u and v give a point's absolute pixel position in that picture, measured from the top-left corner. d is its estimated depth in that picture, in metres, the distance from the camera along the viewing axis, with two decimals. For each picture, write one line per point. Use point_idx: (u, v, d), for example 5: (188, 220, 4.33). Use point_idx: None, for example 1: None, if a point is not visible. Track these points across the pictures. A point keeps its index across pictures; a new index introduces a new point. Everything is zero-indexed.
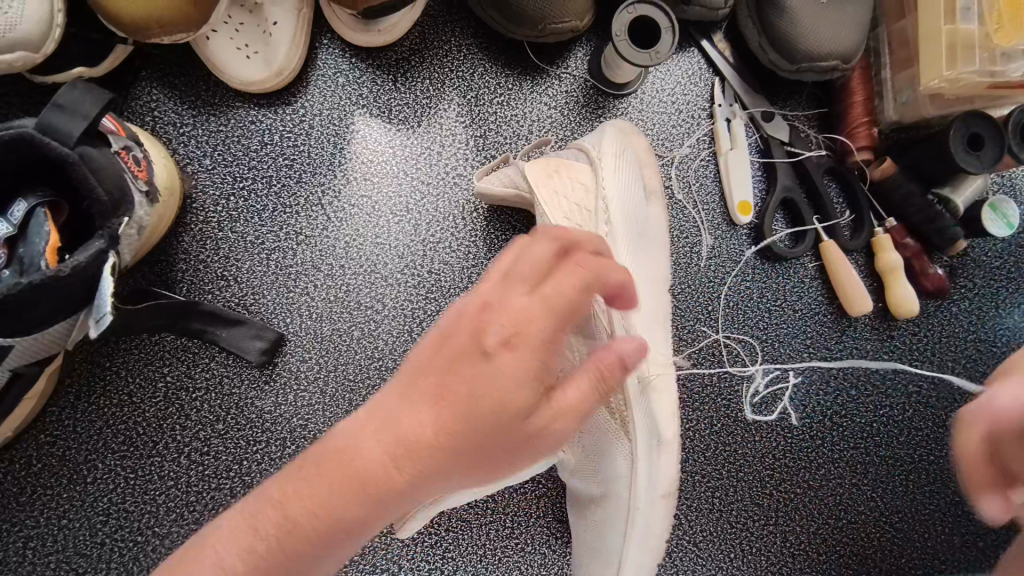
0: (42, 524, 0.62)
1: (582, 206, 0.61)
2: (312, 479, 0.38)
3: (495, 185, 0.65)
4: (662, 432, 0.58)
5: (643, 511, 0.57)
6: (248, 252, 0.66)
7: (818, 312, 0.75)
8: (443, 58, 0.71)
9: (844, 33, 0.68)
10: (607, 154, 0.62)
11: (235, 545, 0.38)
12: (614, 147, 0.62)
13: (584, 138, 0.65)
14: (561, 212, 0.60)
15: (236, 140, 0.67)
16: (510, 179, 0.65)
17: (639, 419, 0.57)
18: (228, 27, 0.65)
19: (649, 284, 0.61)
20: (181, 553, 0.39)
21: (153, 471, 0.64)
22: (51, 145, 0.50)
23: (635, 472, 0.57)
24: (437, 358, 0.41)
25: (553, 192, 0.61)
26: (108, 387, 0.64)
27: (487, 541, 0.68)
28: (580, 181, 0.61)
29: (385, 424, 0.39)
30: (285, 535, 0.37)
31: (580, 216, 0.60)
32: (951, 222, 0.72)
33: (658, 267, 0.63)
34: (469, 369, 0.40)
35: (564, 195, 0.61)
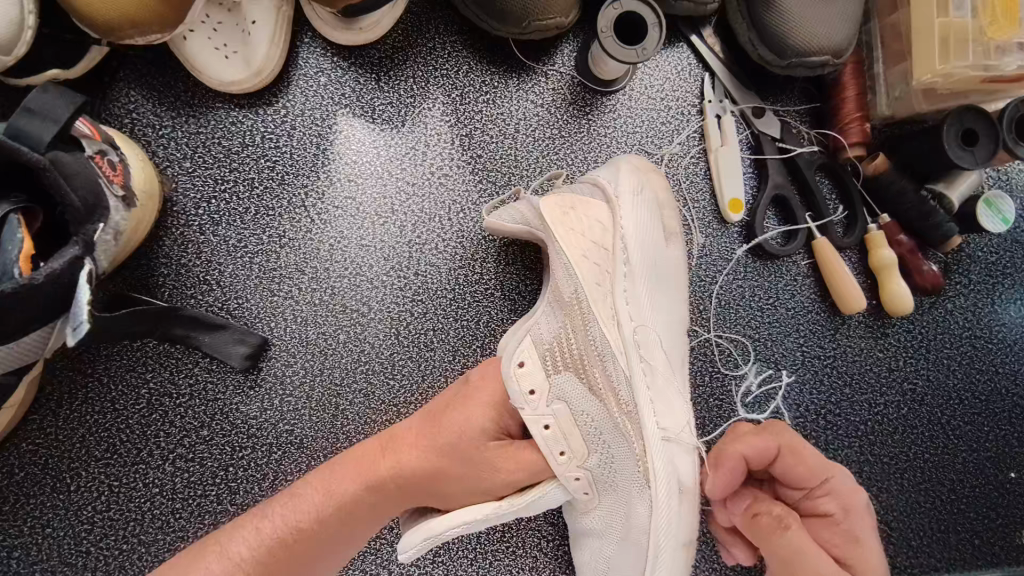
0: (25, 533, 0.61)
1: (599, 244, 0.59)
2: (313, 495, 0.55)
3: (509, 222, 0.62)
4: (680, 478, 0.55)
5: (666, 559, 0.55)
6: (231, 256, 0.65)
7: (810, 310, 0.74)
8: (428, 56, 0.70)
9: (834, 27, 0.66)
10: (625, 193, 0.60)
11: (245, 542, 0.53)
12: (631, 185, 0.61)
13: (597, 172, 0.63)
14: (579, 250, 0.58)
15: (217, 141, 0.66)
16: (521, 215, 0.62)
17: (659, 467, 0.55)
18: (206, 26, 0.63)
19: (669, 328, 0.60)
20: (206, 541, 0.54)
21: (137, 479, 0.63)
22: (21, 151, 0.48)
23: (658, 519, 0.55)
24: (414, 422, 0.58)
25: (569, 229, 0.59)
26: (90, 394, 0.63)
27: (477, 545, 0.67)
28: (597, 219, 0.59)
29: (364, 459, 0.56)
30: (285, 540, 0.53)
31: (597, 254, 0.58)
32: (946, 218, 0.71)
33: (678, 310, 0.61)
34: (431, 423, 0.57)
35: (580, 234, 0.59)
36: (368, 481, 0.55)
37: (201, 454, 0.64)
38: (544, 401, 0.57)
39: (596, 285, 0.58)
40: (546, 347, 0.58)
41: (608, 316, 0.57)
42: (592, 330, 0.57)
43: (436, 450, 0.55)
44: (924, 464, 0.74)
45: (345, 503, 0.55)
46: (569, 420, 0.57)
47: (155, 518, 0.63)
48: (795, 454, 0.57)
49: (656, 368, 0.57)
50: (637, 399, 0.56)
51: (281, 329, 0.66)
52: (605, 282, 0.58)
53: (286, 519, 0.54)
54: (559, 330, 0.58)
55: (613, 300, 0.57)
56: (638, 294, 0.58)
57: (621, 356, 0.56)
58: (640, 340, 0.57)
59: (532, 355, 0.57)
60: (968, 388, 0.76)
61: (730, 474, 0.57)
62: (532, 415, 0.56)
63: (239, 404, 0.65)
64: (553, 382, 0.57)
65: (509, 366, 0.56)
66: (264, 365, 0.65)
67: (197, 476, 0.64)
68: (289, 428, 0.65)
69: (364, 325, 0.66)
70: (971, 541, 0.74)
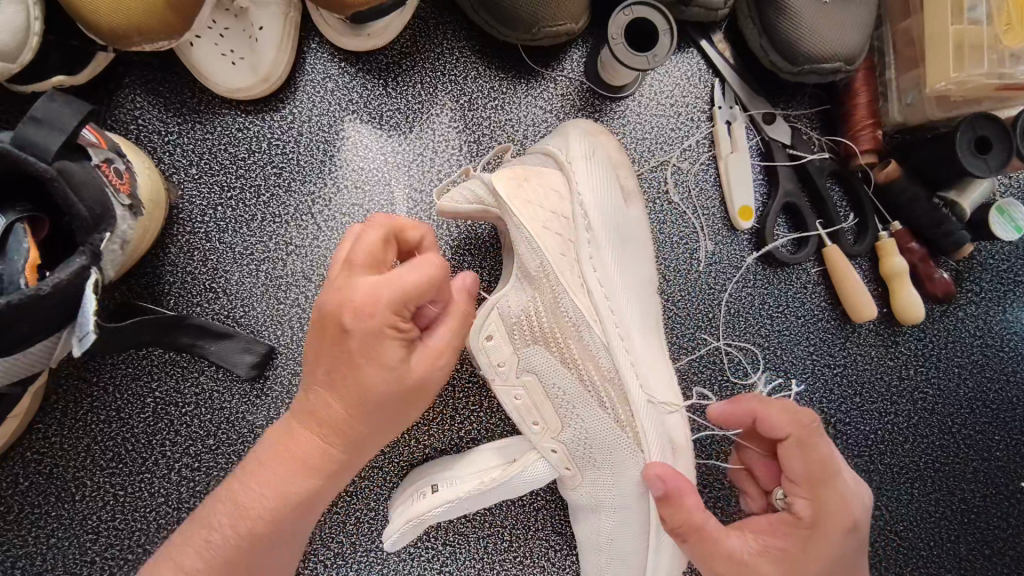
0: (30, 543, 0.61)
1: (559, 214, 0.57)
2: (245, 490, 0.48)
3: (460, 203, 0.57)
4: (673, 437, 0.57)
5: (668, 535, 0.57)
6: (237, 263, 0.65)
7: (820, 318, 0.73)
8: (436, 61, 0.69)
9: (847, 33, 0.66)
10: (577, 156, 0.59)
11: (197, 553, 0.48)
12: (582, 148, 0.59)
13: (547, 141, 0.61)
14: (540, 224, 0.56)
15: (224, 148, 0.65)
16: (476, 196, 0.57)
17: (650, 431, 0.56)
18: (213, 32, 0.63)
19: (639, 288, 0.59)
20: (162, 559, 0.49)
21: (143, 488, 0.63)
22: (29, 162, 0.47)
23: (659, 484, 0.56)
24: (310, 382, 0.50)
25: (528, 203, 0.56)
26: (94, 403, 0.63)
27: (485, 555, 0.66)
28: (554, 188, 0.57)
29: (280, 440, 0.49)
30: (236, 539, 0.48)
31: (560, 224, 0.57)
32: (958, 226, 0.71)
33: (645, 270, 0.61)
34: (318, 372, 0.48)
35: (540, 204, 0.56)
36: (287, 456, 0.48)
37: (206, 463, 0.64)
38: (513, 372, 0.58)
39: (561, 256, 0.56)
40: (513, 322, 0.57)
41: (577, 286, 0.56)
42: (563, 300, 0.56)
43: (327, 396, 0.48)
44: (933, 472, 0.74)
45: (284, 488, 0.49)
46: (539, 390, 0.58)
47: (160, 528, 0.63)
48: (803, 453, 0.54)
49: (630, 330, 0.57)
50: (616, 363, 0.56)
51: (288, 337, 0.65)
52: (569, 251, 0.56)
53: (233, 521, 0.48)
54: (528, 303, 0.56)
55: (580, 269, 0.56)
56: (605, 259, 0.57)
57: (596, 326, 0.56)
58: (610, 302, 0.56)
59: (500, 329, 0.57)
60: (979, 396, 0.75)
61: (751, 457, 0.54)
62: (504, 384, 0.58)
63: (246, 412, 0.64)
64: (521, 355, 0.57)
65: (478, 340, 0.57)
66: (271, 373, 0.65)
67: (202, 485, 0.63)
68: None
69: None
70: (982, 551, 0.74)
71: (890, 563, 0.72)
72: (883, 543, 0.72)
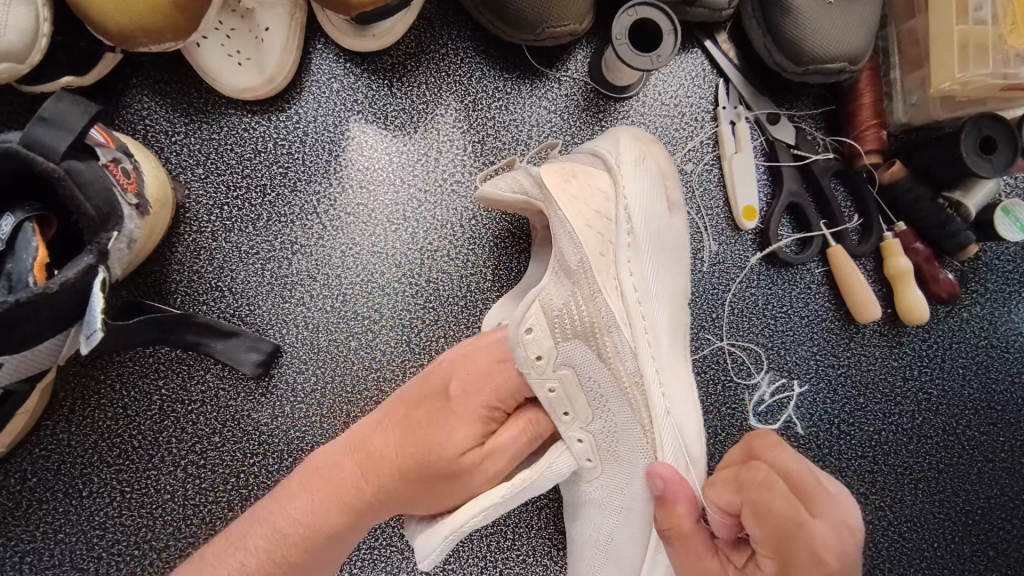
0: (38, 539, 0.61)
1: (600, 213, 0.57)
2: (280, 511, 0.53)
3: (505, 193, 0.59)
4: (689, 449, 0.56)
5: None
6: (243, 262, 0.65)
7: (824, 318, 0.73)
8: (440, 62, 0.69)
9: (852, 34, 0.66)
10: (626, 161, 0.59)
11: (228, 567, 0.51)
12: (632, 154, 0.60)
13: (596, 143, 0.62)
14: (582, 219, 0.56)
15: (230, 147, 0.66)
16: (518, 184, 0.59)
17: (667, 441, 0.55)
18: (219, 33, 0.63)
19: (669, 299, 0.59)
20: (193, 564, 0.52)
21: (149, 485, 0.63)
22: (36, 161, 0.48)
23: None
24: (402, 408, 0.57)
25: (571, 199, 0.56)
26: (103, 400, 0.63)
27: (488, 553, 0.67)
28: (599, 187, 0.58)
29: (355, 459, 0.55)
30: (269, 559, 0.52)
31: (600, 222, 0.57)
32: (963, 226, 0.70)
33: (678, 280, 0.61)
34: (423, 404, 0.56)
35: (582, 202, 0.57)
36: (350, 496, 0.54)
37: (213, 461, 0.64)
38: (550, 367, 0.56)
39: (599, 256, 0.56)
40: (556, 315, 0.55)
41: (612, 288, 0.56)
42: (598, 298, 0.56)
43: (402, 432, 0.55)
44: (937, 473, 0.73)
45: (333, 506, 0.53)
46: (573, 383, 0.57)
47: (166, 524, 0.63)
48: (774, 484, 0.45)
49: (658, 336, 0.57)
50: (642, 369, 0.55)
51: (293, 335, 0.66)
52: (607, 251, 0.56)
53: (268, 541, 0.52)
54: (567, 298, 0.56)
55: (616, 271, 0.56)
56: (642, 263, 0.57)
57: (625, 329, 0.55)
58: (641, 306, 0.56)
59: (540, 322, 0.55)
60: (983, 397, 0.75)
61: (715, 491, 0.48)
62: (538, 379, 0.56)
63: (252, 410, 0.65)
64: (559, 350, 0.56)
65: (518, 333, 0.55)
66: (276, 371, 0.65)
67: (209, 482, 0.64)
68: (301, 435, 0.65)
69: (375, 332, 0.66)
70: (986, 552, 0.74)
71: (893, 564, 0.72)
72: (887, 543, 0.72)
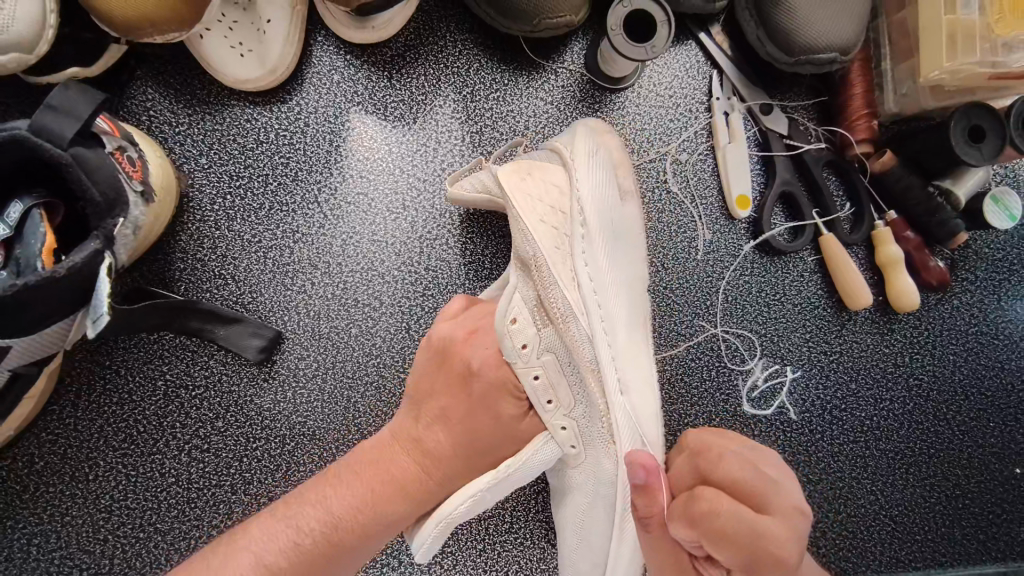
0: (44, 521, 0.63)
1: (555, 209, 0.58)
2: (337, 496, 0.54)
3: (470, 192, 0.63)
4: (643, 433, 0.57)
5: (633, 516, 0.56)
6: (246, 251, 0.67)
7: (817, 306, 0.74)
8: (439, 54, 0.71)
9: (843, 24, 0.67)
10: (580, 154, 0.60)
11: (276, 548, 0.51)
12: (585, 146, 0.60)
13: (556, 138, 0.63)
14: (535, 215, 0.58)
15: (232, 138, 0.67)
16: (482, 184, 0.62)
17: (622, 424, 0.56)
18: (222, 25, 0.64)
19: (628, 288, 0.60)
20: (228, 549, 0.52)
21: (154, 469, 0.65)
22: (45, 148, 0.50)
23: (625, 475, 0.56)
24: (438, 383, 0.58)
25: (527, 194, 0.58)
26: (108, 385, 0.64)
27: (486, 536, 0.68)
28: (552, 182, 0.59)
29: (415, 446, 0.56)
30: (324, 543, 0.52)
31: (553, 217, 0.58)
32: (952, 214, 0.72)
33: (636, 271, 0.62)
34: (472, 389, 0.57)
35: (538, 197, 0.58)
36: (403, 484, 0.55)
37: (216, 445, 0.65)
38: (534, 354, 0.56)
39: (556, 249, 0.57)
40: (534, 302, 0.57)
41: (568, 279, 0.57)
42: (553, 292, 0.56)
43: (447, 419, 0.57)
44: (928, 457, 0.75)
45: (381, 493, 0.54)
46: (557, 369, 0.57)
47: (170, 507, 0.64)
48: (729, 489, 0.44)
49: (614, 325, 0.57)
50: (599, 358, 0.56)
51: (295, 321, 0.67)
52: (562, 244, 0.57)
53: (321, 526, 0.53)
54: (527, 288, 0.57)
55: (572, 263, 0.57)
56: (596, 252, 0.57)
57: (583, 319, 0.56)
58: (598, 295, 0.57)
59: (523, 311, 0.56)
60: (974, 383, 0.76)
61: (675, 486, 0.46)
62: (523, 367, 0.56)
63: (254, 395, 0.66)
64: (542, 336, 0.57)
65: (501, 323, 0.55)
66: (278, 358, 0.66)
67: (212, 467, 0.65)
68: (302, 419, 0.66)
69: (375, 319, 0.67)
70: (976, 535, 0.75)
71: (885, 546, 0.73)
72: (878, 526, 0.73)
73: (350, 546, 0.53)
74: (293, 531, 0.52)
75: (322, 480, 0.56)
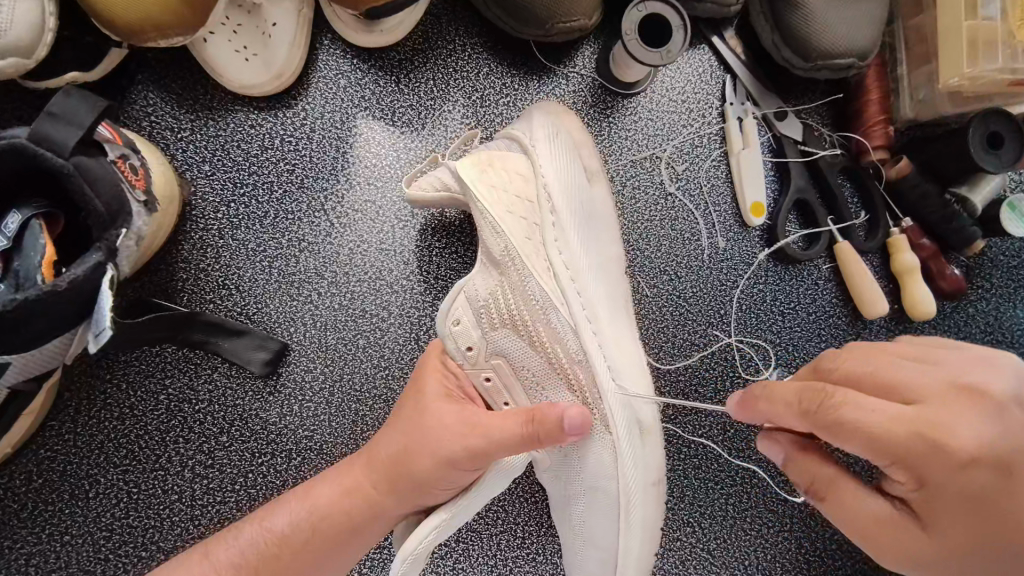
0: (43, 540, 0.61)
1: (520, 196, 0.56)
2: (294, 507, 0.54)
3: (429, 193, 0.59)
4: (640, 419, 0.55)
5: (638, 501, 0.55)
6: (250, 260, 0.65)
7: (832, 315, 0.73)
8: (448, 58, 0.69)
9: (859, 30, 0.66)
10: (539, 139, 0.58)
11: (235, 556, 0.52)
12: (545, 131, 0.59)
13: (512, 125, 0.61)
14: (503, 206, 0.55)
15: (236, 144, 0.65)
16: (442, 182, 0.59)
17: (620, 415, 0.54)
18: (226, 29, 0.63)
19: (603, 269, 0.58)
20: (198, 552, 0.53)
21: (157, 486, 0.63)
22: (46, 157, 0.48)
23: (623, 464, 0.54)
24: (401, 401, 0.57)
25: (491, 187, 0.55)
26: (108, 400, 0.62)
27: (498, 551, 0.66)
28: (516, 171, 0.57)
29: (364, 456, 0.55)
30: (276, 554, 0.52)
31: (521, 206, 0.56)
32: (969, 221, 0.70)
33: (611, 249, 0.60)
34: (409, 401, 0.55)
35: (503, 188, 0.56)
36: (351, 492, 0.53)
37: (220, 461, 0.64)
38: (482, 356, 0.56)
39: (525, 240, 0.55)
40: (481, 305, 0.55)
41: (543, 269, 0.55)
42: (528, 282, 0.54)
43: (392, 427, 0.55)
44: None
45: (327, 513, 0.53)
46: (509, 372, 0.56)
47: (174, 525, 0.63)
48: (934, 459, 0.41)
49: (597, 312, 0.55)
50: (583, 346, 0.54)
51: (301, 333, 0.65)
52: (534, 234, 0.55)
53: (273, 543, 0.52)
54: (494, 287, 0.55)
55: (546, 252, 0.55)
56: (568, 239, 0.56)
57: (563, 309, 0.54)
58: (576, 284, 0.55)
59: (467, 313, 0.55)
60: None
61: (956, 488, 0.42)
62: (474, 370, 0.57)
63: (260, 409, 0.64)
64: (488, 340, 0.56)
65: (444, 326, 0.55)
66: (284, 370, 0.65)
67: (216, 483, 0.63)
68: (309, 433, 0.64)
69: (383, 330, 0.66)
70: None
71: None
72: None
73: (308, 555, 0.52)
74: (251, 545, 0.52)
75: (281, 497, 0.55)
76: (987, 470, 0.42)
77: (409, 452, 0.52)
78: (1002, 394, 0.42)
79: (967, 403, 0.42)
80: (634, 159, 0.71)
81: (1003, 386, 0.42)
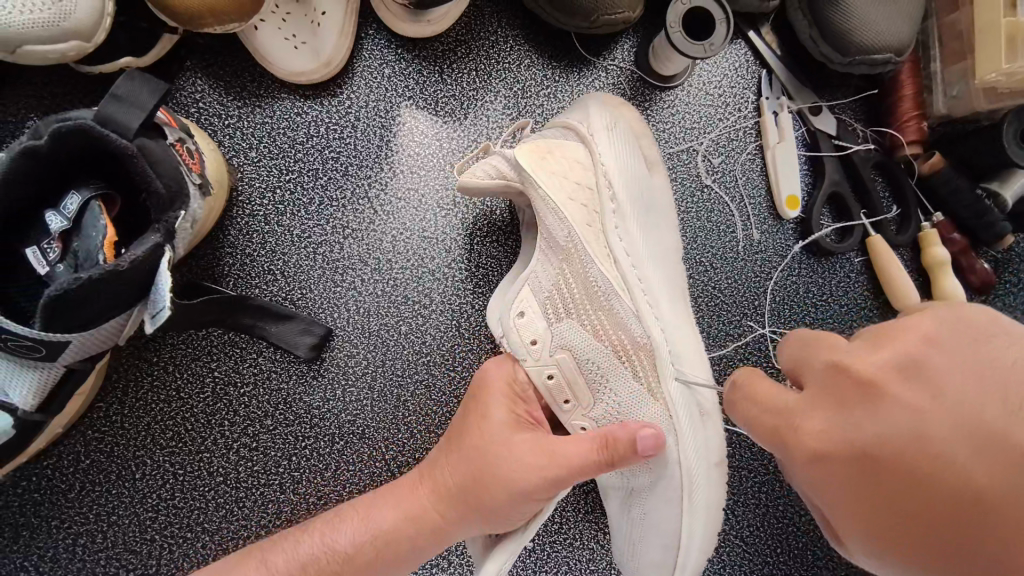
0: (91, 520, 0.61)
1: (582, 185, 0.57)
2: (349, 520, 0.53)
3: (483, 178, 0.59)
4: (700, 402, 0.57)
5: (700, 486, 0.56)
6: (295, 246, 0.66)
7: (863, 307, 0.74)
8: (490, 49, 0.70)
9: (897, 26, 0.67)
10: (598, 129, 0.59)
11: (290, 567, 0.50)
12: (603, 121, 0.60)
13: (568, 115, 0.62)
14: (564, 194, 0.57)
15: (282, 132, 0.66)
16: (498, 172, 0.59)
17: (678, 399, 0.55)
18: (276, 16, 0.63)
19: (664, 258, 0.59)
20: (249, 558, 0.52)
21: (202, 468, 0.63)
22: (109, 138, 0.48)
23: (686, 449, 0.56)
24: (458, 423, 0.56)
25: (551, 173, 0.57)
26: (156, 381, 0.63)
27: (535, 537, 0.67)
28: (573, 158, 0.58)
29: (423, 475, 0.54)
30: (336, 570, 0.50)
31: (583, 195, 0.57)
32: (1000, 216, 0.71)
33: (673, 238, 0.61)
34: (471, 424, 0.54)
35: (563, 176, 0.57)
36: (412, 515, 0.52)
37: (265, 444, 0.64)
38: (547, 350, 0.57)
39: (587, 227, 0.57)
40: (546, 296, 0.57)
41: (604, 256, 0.56)
42: (591, 271, 0.56)
43: (455, 450, 0.54)
44: None
45: (389, 536, 0.51)
46: (574, 368, 0.57)
47: (218, 506, 0.63)
48: (790, 437, 0.45)
49: (659, 298, 0.56)
50: (647, 331, 0.55)
51: (344, 319, 0.66)
52: (594, 221, 0.57)
53: (331, 558, 0.51)
54: (556, 279, 0.57)
55: (606, 239, 0.56)
56: (631, 231, 0.57)
57: (625, 297, 0.55)
58: (637, 270, 0.56)
59: (531, 305, 0.58)
60: None
61: (828, 479, 0.43)
62: (535, 363, 0.57)
63: (303, 393, 0.65)
64: (553, 331, 0.57)
65: (510, 317, 0.57)
66: (328, 355, 0.65)
67: (261, 466, 0.64)
68: (352, 418, 0.65)
69: (426, 316, 0.67)
70: None
71: None
72: None
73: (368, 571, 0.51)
74: (309, 558, 0.51)
75: (338, 513, 0.54)
76: (849, 462, 0.42)
77: (483, 476, 0.51)
78: (872, 375, 0.42)
79: (835, 392, 0.43)
80: (672, 151, 0.72)
81: (875, 365, 0.42)
